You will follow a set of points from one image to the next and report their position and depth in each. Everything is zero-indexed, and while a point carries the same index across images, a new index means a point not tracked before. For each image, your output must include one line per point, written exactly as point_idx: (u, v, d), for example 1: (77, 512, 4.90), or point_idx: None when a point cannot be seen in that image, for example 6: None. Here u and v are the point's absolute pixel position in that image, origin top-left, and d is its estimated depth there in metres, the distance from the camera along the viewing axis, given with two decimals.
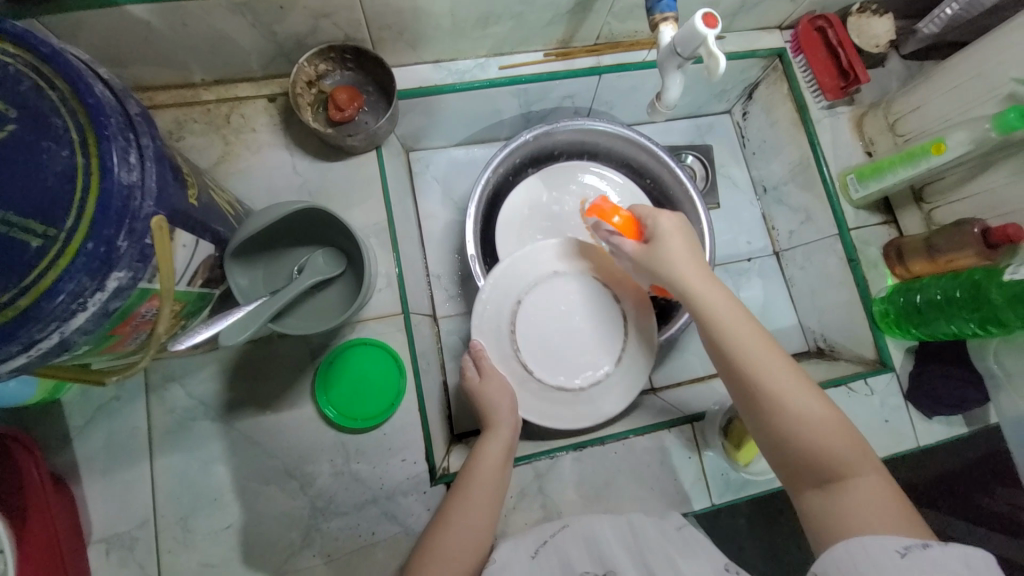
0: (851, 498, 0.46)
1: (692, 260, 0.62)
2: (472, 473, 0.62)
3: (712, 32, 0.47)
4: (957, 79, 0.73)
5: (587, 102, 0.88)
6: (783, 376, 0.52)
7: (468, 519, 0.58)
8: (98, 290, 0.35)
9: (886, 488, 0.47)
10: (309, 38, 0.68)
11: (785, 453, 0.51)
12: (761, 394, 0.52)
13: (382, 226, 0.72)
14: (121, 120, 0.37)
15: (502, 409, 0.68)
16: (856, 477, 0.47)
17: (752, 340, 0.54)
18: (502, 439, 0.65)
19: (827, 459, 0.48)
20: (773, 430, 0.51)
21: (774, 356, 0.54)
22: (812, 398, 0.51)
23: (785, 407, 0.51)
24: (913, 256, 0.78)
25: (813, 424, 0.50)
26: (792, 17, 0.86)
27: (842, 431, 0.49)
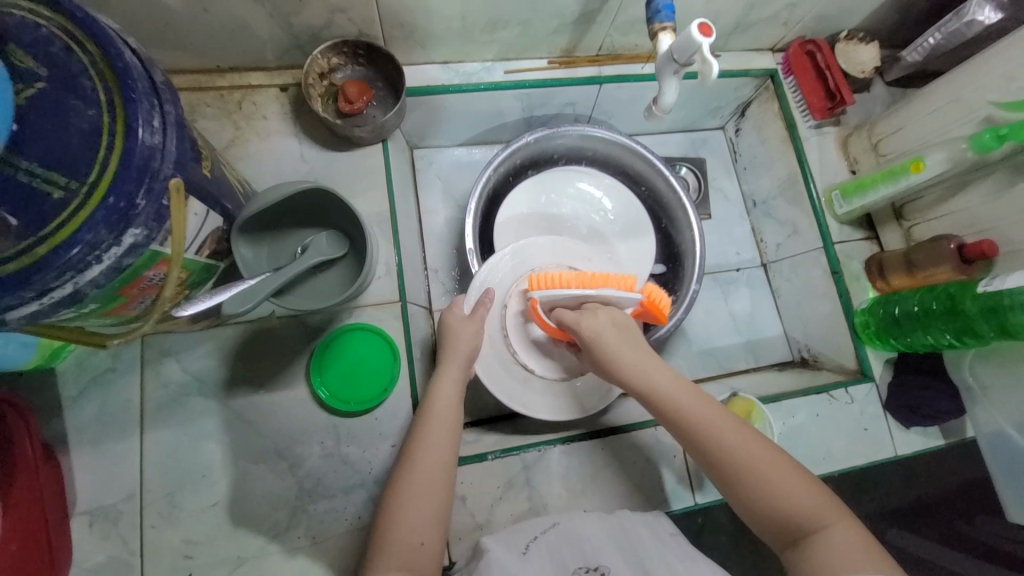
0: (825, 546, 0.49)
1: (634, 337, 0.63)
2: (431, 411, 0.62)
3: (707, 41, 0.50)
4: (936, 104, 0.77)
5: (587, 110, 0.92)
6: (742, 444, 0.54)
7: (432, 452, 0.59)
8: (115, 244, 0.37)
9: (852, 529, 0.50)
10: (324, 31, 0.70)
11: (760, 519, 0.52)
12: (726, 472, 0.54)
13: (384, 215, 0.74)
14: (147, 86, 0.39)
15: (462, 351, 0.69)
16: (824, 530, 0.50)
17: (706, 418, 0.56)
18: (455, 376, 0.66)
19: (795, 515, 0.51)
20: (742, 500, 0.53)
21: (729, 428, 0.55)
22: (770, 461, 0.53)
23: (749, 479, 0.53)
24: (894, 270, 0.82)
25: (778, 488, 0.52)
26: (784, 40, 0.91)
27: (803, 487, 0.52)
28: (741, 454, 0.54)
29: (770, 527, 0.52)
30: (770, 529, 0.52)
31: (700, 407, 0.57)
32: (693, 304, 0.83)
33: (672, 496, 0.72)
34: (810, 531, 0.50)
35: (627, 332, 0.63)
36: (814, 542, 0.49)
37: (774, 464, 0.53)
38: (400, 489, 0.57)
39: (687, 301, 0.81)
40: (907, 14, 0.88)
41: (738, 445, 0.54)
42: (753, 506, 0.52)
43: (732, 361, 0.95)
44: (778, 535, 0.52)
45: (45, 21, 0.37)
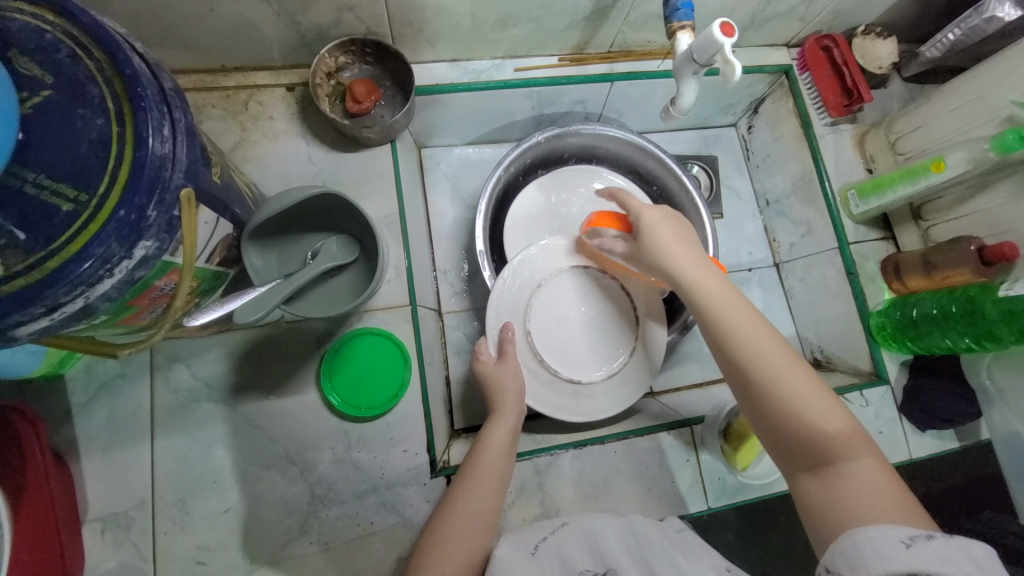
0: (845, 477, 0.45)
1: (690, 245, 0.61)
2: (483, 459, 0.63)
3: (729, 40, 0.49)
4: (957, 101, 0.75)
5: (598, 108, 0.90)
6: (782, 359, 0.51)
7: (481, 499, 0.60)
8: (127, 257, 0.36)
9: (879, 470, 0.45)
10: (332, 30, 0.69)
11: (779, 436, 0.50)
12: (752, 381, 0.51)
13: (394, 218, 0.73)
14: (156, 92, 0.38)
15: (510, 395, 0.69)
16: (848, 464, 0.46)
17: (747, 324, 0.53)
18: (507, 425, 0.67)
19: (819, 437, 0.47)
20: (766, 414, 0.50)
21: (772, 342, 0.52)
22: (807, 385, 0.49)
23: (777, 393, 0.49)
24: (910, 271, 0.80)
25: (808, 410, 0.48)
26: (799, 35, 0.89)
27: (836, 417, 0.48)
28: (776, 369, 0.50)
29: (788, 447, 0.49)
30: (788, 450, 0.49)
31: (744, 314, 0.54)
32: None
33: (689, 499, 0.71)
34: (832, 460, 0.46)
35: (681, 240, 0.61)
36: (833, 470, 0.46)
37: (811, 388, 0.49)
38: (446, 532, 0.58)
39: None
40: (927, 8, 0.86)
41: (777, 358, 0.51)
42: (775, 420, 0.49)
43: None
44: (794, 458, 0.49)
45: (49, 26, 0.36)
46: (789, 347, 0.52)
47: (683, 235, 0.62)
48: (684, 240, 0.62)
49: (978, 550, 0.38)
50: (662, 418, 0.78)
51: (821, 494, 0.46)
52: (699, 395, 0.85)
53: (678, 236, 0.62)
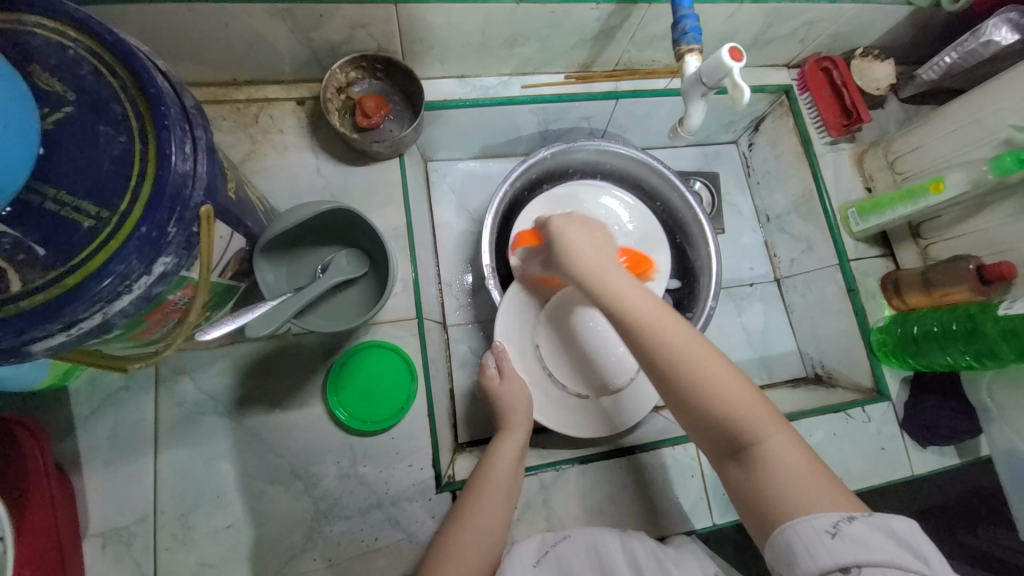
0: (765, 464, 0.46)
1: (598, 245, 0.61)
2: (492, 474, 0.63)
3: (737, 65, 0.50)
4: (955, 124, 0.77)
5: (603, 124, 0.92)
6: (687, 345, 0.50)
7: (488, 512, 0.60)
8: (145, 273, 0.36)
9: (792, 449, 0.47)
10: (343, 46, 0.70)
11: (699, 424, 0.50)
12: (676, 383, 0.49)
13: (402, 231, 0.74)
14: (178, 111, 0.38)
15: (518, 409, 0.70)
16: (770, 447, 0.47)
17: (671, 332, 0.51)
18: (515, 440, 0.67)
19: (738, 426, 0.48)
20: (682, 406, 0.50)
21: (676, 326, 0.52)
22: (720, 369, 0.49)
23: (691, 383, 0.49)
24: (910, 288, 0.81)
25: (726, 399, 0.48)
26: (799, 57, 0.91)
27: (752, 404, 0.48)
28: (683, 354, 0.50)
29: (711, 437, 0.50)
30: (709, 439, 0.50)
31: (647, 301, 0.54)
32: (709, 321, 0.82)
33: (693, 516, 0.71)
34: (753, 446, 0.47)
35: (590, 235, 0.62)
36: (756, 458, 0.47)
37: (718, 370, 0.49)
38: (452, 546, 0.57)
39: (703, 320, 0.81)
40: (922, 32, 0.89)
41: (679, 342, 0.50)
42: (693, 412, 0.49)
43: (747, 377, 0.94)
44: (720, 447, 0.50)
45: (72, 43, 0.37)
46: (707, 342, 0.51)
47: (590, 228, 0.64)
48: (592, 236, 0.62)
49: (899, 524, 0.41)
50: (666, 433, 0.78)
51: (750, 481, 0.47)
52: None
53: (586, 231, 0.63)
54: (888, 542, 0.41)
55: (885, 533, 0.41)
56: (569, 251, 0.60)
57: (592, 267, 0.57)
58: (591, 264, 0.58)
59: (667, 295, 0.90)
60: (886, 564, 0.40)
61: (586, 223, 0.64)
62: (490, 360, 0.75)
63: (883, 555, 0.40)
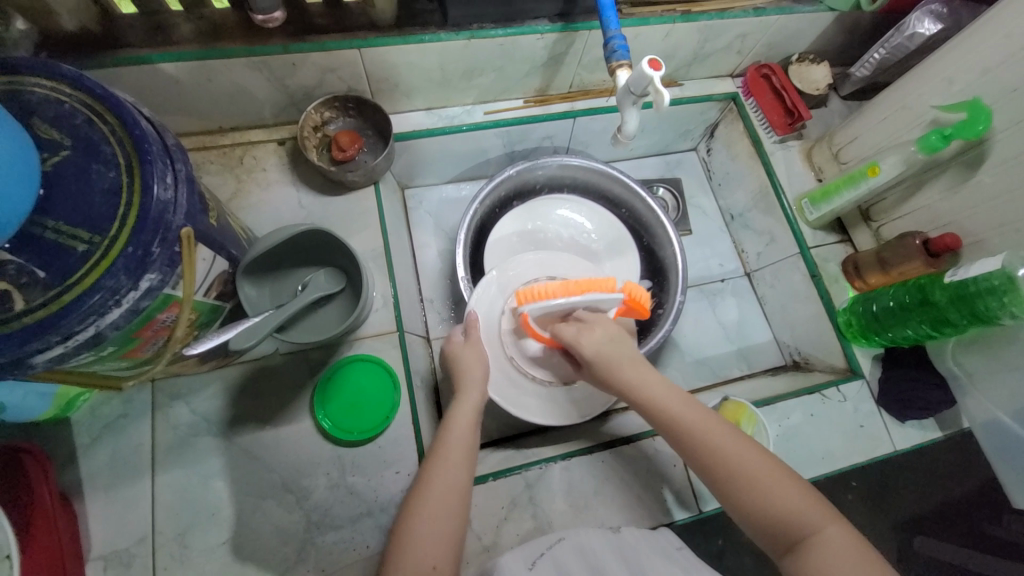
0: (820, 552, 0.50)
1: (632, 353, 0.67)
2: (449, 439, 0.63)
3: (657, 73, 0.56)
4: (886, 113, 0.83)
5: (565, 142, 0.99)
6: (731, 447, 0.57)
7: (449, 470, 0.60)
8: (133, 288, 0.41)
9: (843, 534, 0.52)
10: (316, 90, 0.78)
11: (755, 523, 0.55)
12: (724, 479, 0.56)
13: (379, 251, 0.79)
14: (160, 148, 0.44)
15: (472, 375, 0.71)
16: (825, 536, 0.51)
17: (716, 432, 0.58)
18: (471, 403, 0.68)
19: (789, 519, 0.53)
20: (736, 505, 0.56)
21: (718, 426, 0.59)
22: (762, 466, 0.56)
23: (738, 480, 0.56)
24: (868, 269, 0.85)
25: (774, 493, 0.54)
26: (740, 66, 0.99)
27: (797, 494, 0.54)
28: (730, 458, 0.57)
29: (766, 534, 0.54)
30: (766, 537, 0.54)
31: (682, 405, 0.61)
32: (680, 315, 0.85)
33: (674, 507, 0.72)
34: (807, 537, 0.52)
35: (623, 343, 0.68)
36: (811, 548, 0.51)
37: (761, 464, 0.56)
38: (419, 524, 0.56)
39: (673, 313, 0.85)
40: (849, 35, 0.96)
41: (720, 447, 0.58)
42: (747, 509, 0.55)
43: (727, 370, 0.97)
44: (776, 544, 0.54)
45: (69, 98, 0.43)
46: (750, 439, 0.59)
47: (620, 336, 0.69)
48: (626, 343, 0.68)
49: None
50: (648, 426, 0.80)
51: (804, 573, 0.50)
52: None
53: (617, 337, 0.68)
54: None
55: None
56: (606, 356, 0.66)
57: (632, 377, 0.65)
58: (631, 374, 0.65)
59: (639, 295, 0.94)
60: None
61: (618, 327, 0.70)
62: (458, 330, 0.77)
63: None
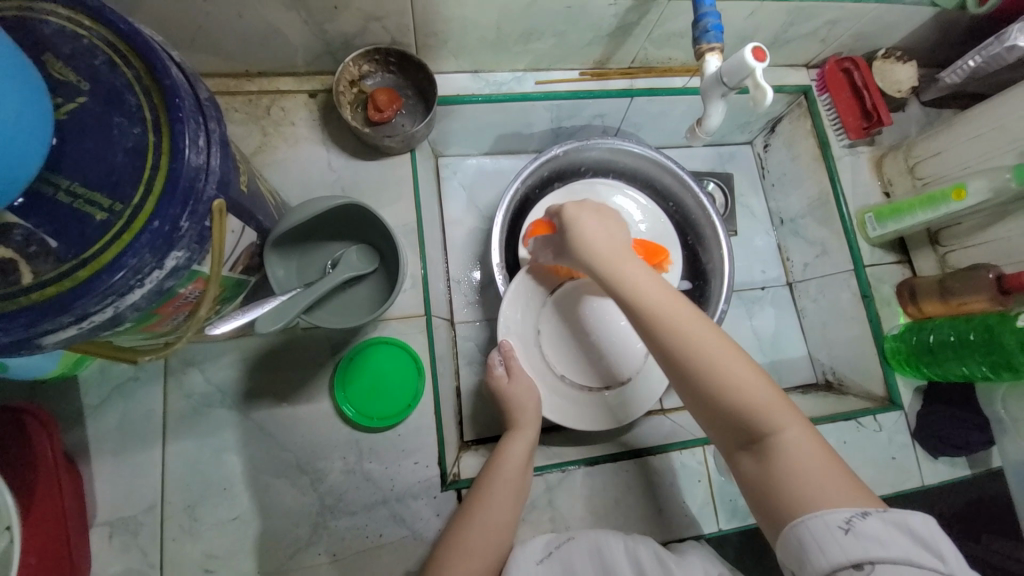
0: (778, 454, 0.45)
1: (614, 231, 0.59)
2: (500, 472, 0.62)
3: (760, 65, 0.49)
4: (978, 130, 0.75)
5: (616, 122, 0.91)
6: (703, 330, 0.49)
7: (494, 503, 0.60)
8: (157, 267, 0.36)
9: (806, 439, 0.45)
10: (357, 39, 0.69)
11: (716, 418, 0.49)
12: (691, 369, 0.48)
13: (411, 227, 0.73)
14: (192, 102, 0.38)
15: (528, 409, 0.70)
16: (784, 440, 0.46)
17: (689, 320, 0.49)
18: (527, 439, 0.66)
19: (749, 416, 0.46)
20: (696, 396, 0.49)
21: (692, 314, 0.50)
22: (736, 358, 0.48)
23: (709, 367, 0.47)
24: (926, 296, 0.80)
25: (737, 385, 0.47)
26: (819, 57, 0.90)
27: (762, 388, 0.47)
28: (699, 344, 0.48)
29: (724, 426, 0.48)
30: (725, 428, 0.49)
31: (663, 293, 0.52)
32: (722, 324, 0.81)
33: (701, 521, 0.70)
34: (765, 438, 0.46)
35: (602, 221, 0.60)
36: (769, 450, 0.46)
37: (735, 359, 0.48)
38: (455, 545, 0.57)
39: (714, 322, 0.80)
40: (948, 34, 0.86)
41: (696, 329, 0.49)
42: (709, 401, 0.48)
43: None
44: (733, 438, 0.48)
45: (88, 33, 0.36)
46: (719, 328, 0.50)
47: (605, 215, 0.61)
48: (603, 219, 0.60)
49: (914, 520, 0.40)
50: (674, 437, 0.77)
51: (762, 475, 0.46)
52: None
53: (598, 214, 0.61)
54: (902, 538, 0.40)
55: (898, 528, 0.40)
56: (586, 240, 0.57)
57: (606, 257, 0.55)
58: (602, 254, 0.55)
59: (678, 296, 0.88)
60: (900, 560, 0.39)
61: (603, 212, 0.61)
62: (497, 364, 0.73)
63: (899, 551, 0.39)
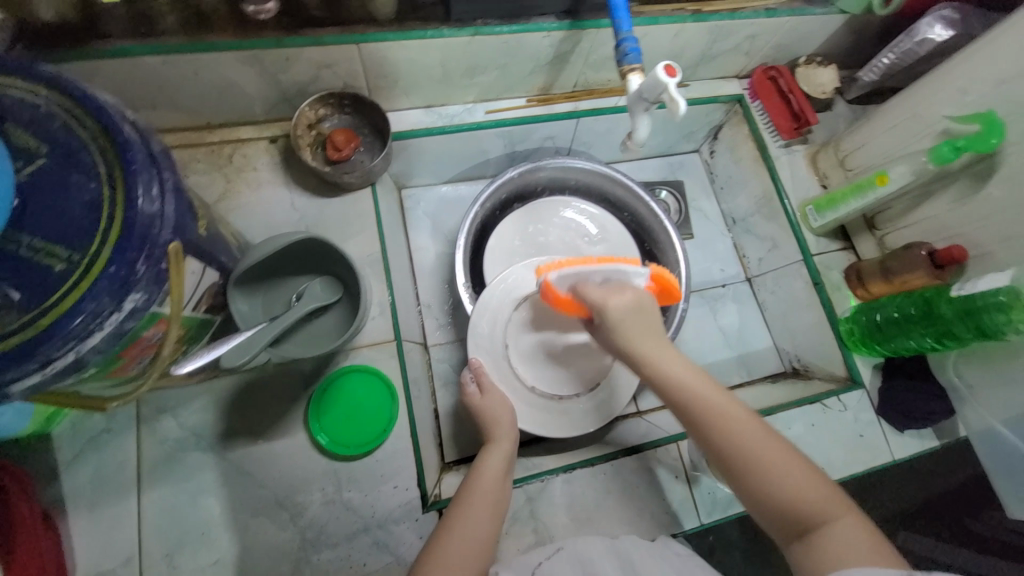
0: (830, 540, 0.47)
1: (652, 327, 0.62)
2: (477, 487, 0.63)
3: (672, 81, 0.54)
4: (894, 121, 0.82)
5: (567, 142, 0.96)
6: (753, 433, 0.53)
7: (474, 518, 0.60)
8: (116, 310, 0.38)
9: (855, 528, 0.48)
10: (310, 85, 0.74)
11: (766, 511, 0.51)
12: (739, 466, 0.52)
13: (376, 256, 0.76)
14: (145, 156, 0.40)
15: (503, 421, 0.71)
16: (834, 530, 0.48)
17: (739, 422, 0.53)
18: (503, 452, 0.68)
19: (800, 506, 0.49)
20: (747, 487, 0.52)
21: (742, 415, 0.54)
22: (785, 456, 0.51)
23: (757, 466, 0.51)
24: (872, 278, 0.85)
25: (787, 479, 0.50)
26: (747, 68, 0.97)
27: (812, 482, 0.50)
28: (756, 448, 0.52)
29: (774, 515, 0.50)
30: (774, 519, 0.51)
31: (711, 391, 0.56)
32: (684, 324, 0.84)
33: (680, 517, 0.72)
34: (816, 528, 0.48)
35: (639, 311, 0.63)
36: (820, 538, 0.48)
37: (785, 457, 0.51)
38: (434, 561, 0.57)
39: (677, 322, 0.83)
40: (859, 38, 0.94)
41: (751, 435, 0.52)
42: (759, 495, 0.51)
43: (726, 377, 0.96)
44: (782, 526, 0.50)
45: (44, 99, 0.39)
46: (771, 430, 0.54)
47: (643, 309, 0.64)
48: (644, 319, 0.62)
49: None
50: (649, 437, 0.79)
51: (812, 560, 0.47)
52: None
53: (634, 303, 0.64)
54: None
55: None
56: (630, 339, 0.60)
57: (651, 355, 0.59)
58: (649, 349, 0.60)
59: None
60: None
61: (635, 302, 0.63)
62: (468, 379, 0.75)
63: None
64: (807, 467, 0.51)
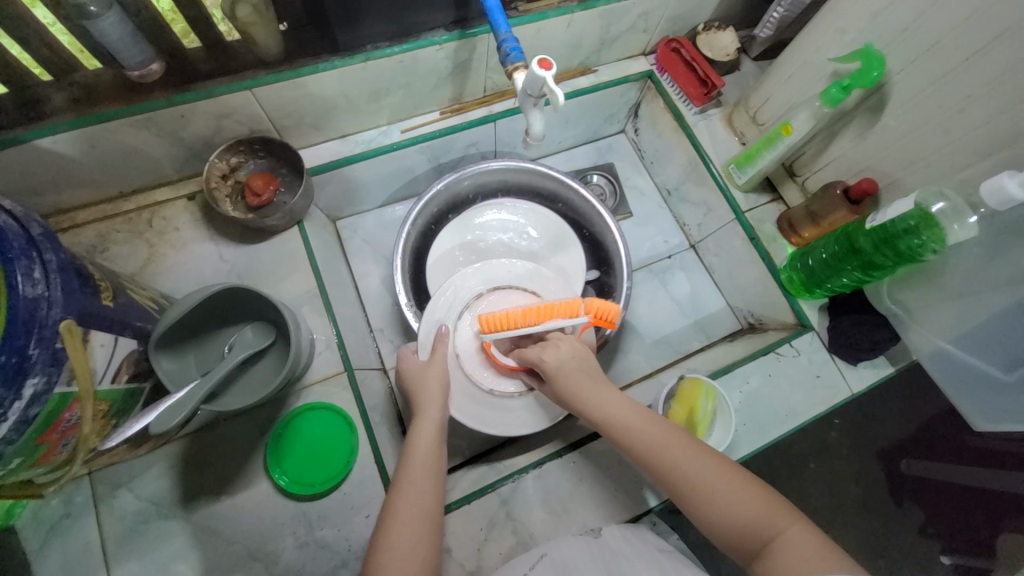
0: (782, 551, 0.49)
1: (594, 377, 0.65)
2: (412, 459, 0.63)
3: (548, 73, 0.56)
4: (790, 71, 0.84)
5: (491, 146, 0.97)
6: (697, 461, 0.55)
7: (413, 493, 0.60)
8: (16, 398, 0.38)
9: (806, 534, 0.49)
10: (216, 137, 0.74)
11: (723, 536, 0.53)
12: (690, 496, 0.54)
13: (314, 292, 0.77)
14: (22, 241, 0.40)
15: (432, 394, 0.70)
16: (785, 539, 0.49)
17: (684, 453, 0.56)
18: (432, 420, 0.68)
19: (750, 522, 0.51)
20: (702, 517, 0.54)
21: (685, 445, 0.57)
22: (731, 477, 0.54)
23: (704, 493, 0.54)
24: (802, 224, 0.88)
25: (733, 498, 0.52)
26: (650, 44, 0.99)
27: (759, 498, 0.52)
28: (697, 475, 0.54)
29: (732, 540, 0.52)
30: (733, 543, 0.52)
31: (655, 427, 0.59)
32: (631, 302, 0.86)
33: (653, 491, 0.72)
34: (771, 542, 0.50)
35: (579, 361, 0.66)
36: (773, 552, 0.49)
37: (730, 480, 0.54)
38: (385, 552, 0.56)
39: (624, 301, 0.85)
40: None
41: (693, 463, 0.55)
42: (713, 521, 0.53)
43: (686, 344, 0.99)
44: (741, 548, 0.52)
45: None
46: (715, 454, 0.56)
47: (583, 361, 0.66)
48: (584, 367, 0.66)
49: None
50: None
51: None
52: (647, 390, 0.87)
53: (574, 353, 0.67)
54: None
55: None
56: (574, 392, 0.63)
57: (598, 404, 0.62)
58: (593, 399, 0.62)
59: (590, 287, 0.93)
60: None
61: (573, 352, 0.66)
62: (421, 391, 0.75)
63: None
64: (753, 484, 0.53)
